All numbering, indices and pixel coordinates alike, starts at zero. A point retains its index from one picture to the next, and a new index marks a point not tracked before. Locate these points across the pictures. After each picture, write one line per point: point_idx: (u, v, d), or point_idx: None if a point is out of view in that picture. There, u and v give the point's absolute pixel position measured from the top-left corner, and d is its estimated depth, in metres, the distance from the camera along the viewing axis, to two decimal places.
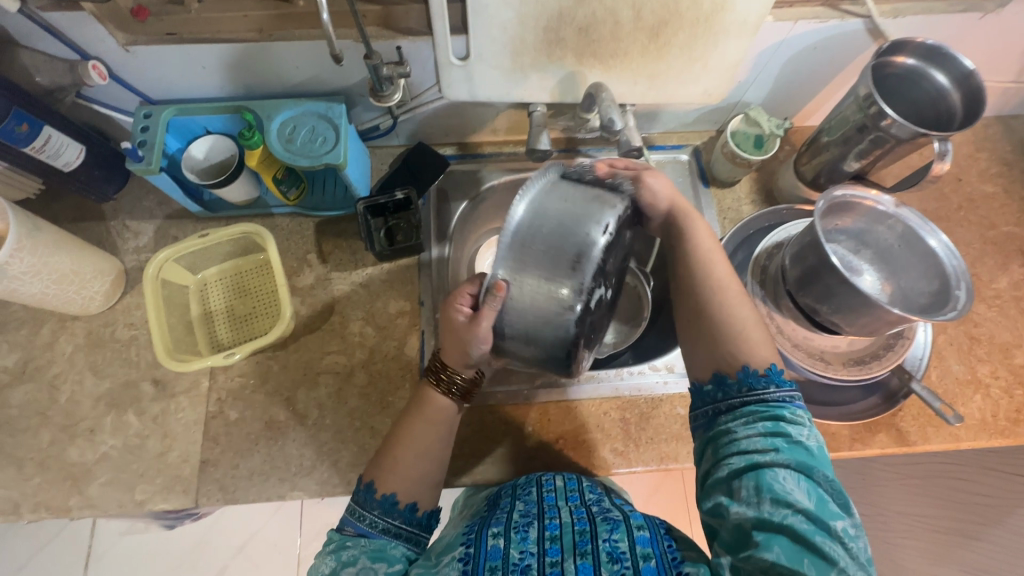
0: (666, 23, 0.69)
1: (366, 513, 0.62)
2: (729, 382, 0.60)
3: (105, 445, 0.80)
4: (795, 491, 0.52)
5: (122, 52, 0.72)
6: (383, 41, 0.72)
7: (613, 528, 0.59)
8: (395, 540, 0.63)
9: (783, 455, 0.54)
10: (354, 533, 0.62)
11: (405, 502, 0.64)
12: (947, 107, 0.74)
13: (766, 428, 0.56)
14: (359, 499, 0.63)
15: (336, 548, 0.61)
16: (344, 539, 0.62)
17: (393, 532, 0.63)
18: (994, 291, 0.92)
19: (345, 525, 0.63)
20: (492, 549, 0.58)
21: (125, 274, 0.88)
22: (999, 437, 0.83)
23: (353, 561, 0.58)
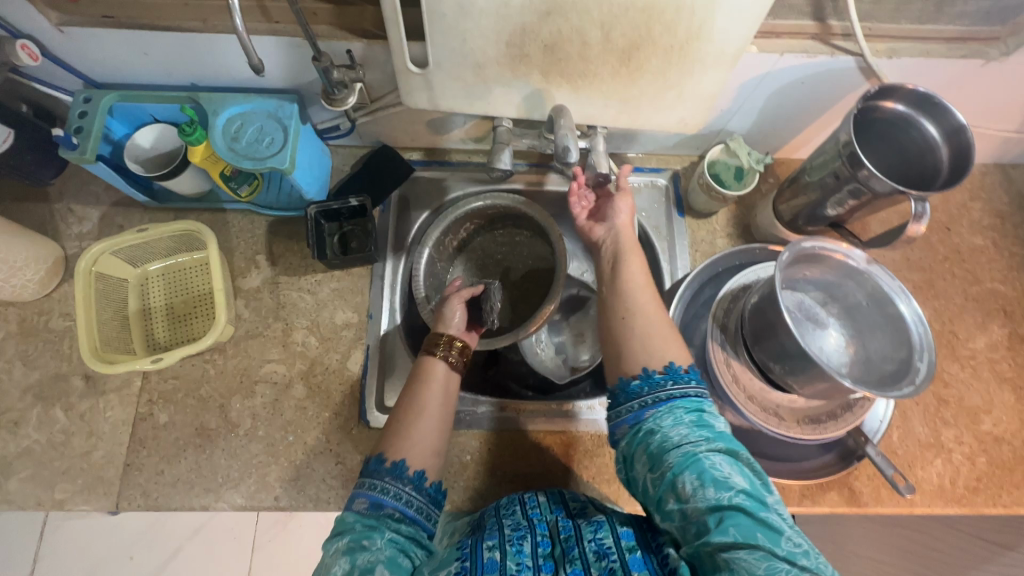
0: (637, 47, 0.64)
1: (380, 482, 0.58)
2: (635, 386, 0.57)
3: (29, 440, 0.78)
4: (731, 475, 0.50)
5: (56, 32, 0.67)
6: (334, 42, 0.68)
7: (599, 526, 0.57)
8: (398, 525, 0.56)
9: (712, 442, 0.52)
10: (367, 514, 0.57)
11: (416, 469, 0.59)
12: (934, 161, 0.68)
13: (694, 420, 0.54)
14: (370, 472, 0.59)
15: (351, 548, 0.54)
16: (358, 533, 0.55)
17: (400, 512, 0.57)
18: (969, 351, 0.88)
19: (357, 499, 0.58)
20: (488, 561, 0.54)
21: (64, 261, 0.85)
22: (955, 505, 0.80)
23: (369, 572, 0.51)
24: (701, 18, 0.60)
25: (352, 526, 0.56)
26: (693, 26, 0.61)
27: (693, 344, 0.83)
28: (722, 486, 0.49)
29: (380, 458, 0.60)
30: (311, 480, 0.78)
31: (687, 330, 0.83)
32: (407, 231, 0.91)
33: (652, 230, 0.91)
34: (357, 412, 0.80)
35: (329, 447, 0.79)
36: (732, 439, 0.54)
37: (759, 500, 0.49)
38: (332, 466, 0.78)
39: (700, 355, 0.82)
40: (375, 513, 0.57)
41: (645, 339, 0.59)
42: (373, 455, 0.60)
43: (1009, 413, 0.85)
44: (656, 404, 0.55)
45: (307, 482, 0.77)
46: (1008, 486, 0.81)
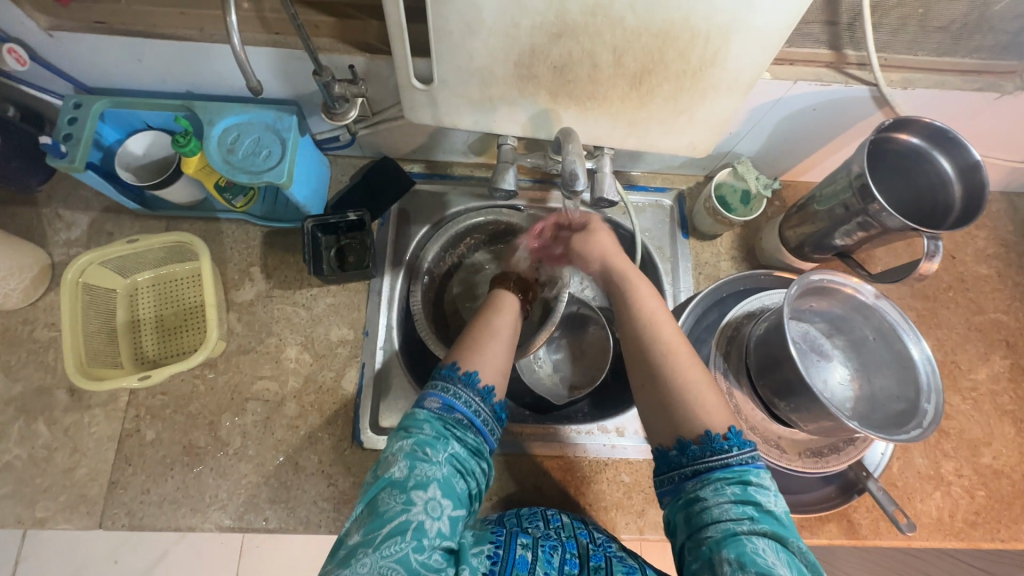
0: (649, 71, 0.62)
1: (455, 389, 0.59)
2: (692, 448, 0.55)
3: (9, 455, 0.75)
4: (776, 564, 0.47)
5: (45, 36, 0.64)
6: (335, 56, 0.66)
7: (631, 569, 0.55)
8: (462, 436, 0.57)
9: (757, 524, 0.49)
10: (437, 416, 0.57)
11: (485, 382, 0.61)
12: (945, 197, 0.67)
13: (737, 494, 0.51)
14: (444, 377, 0.61)
15: (413, 452, 0.54)
16: (423, 437, 0.55)
17: (467, 420, 0.58)
18: (971, 382, 0.87)
19: (429, 399, 0.59)
20: (519, 558, 0.54)
21: (50, 269, 0.82)
22: (953, 539, 0.79)
23: (423, 484, 0.52)
24: (716, 46, 0.58)
25: (421, 425, 0.57)
26: (707, 53, 0.59)
27: None
28: (765, 572, 0.46)
29: (455, 366, 0.62)
30: (301, 501, 0.76)
31: None
32: (406, 246, 0.88)
33: (656, 251, 0.90)
34: (350, 432, 0.79)
35: (321, 467, 0.77)
36: (783, 523, 0.50)
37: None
38: (323, 488, 0.76)
39: None
40: (445, 419, 0.57)
41: (674, 380, 0.58)
42: (448, 363, 0.62)
43: (1009, 446, 0.84)
44: (697, 476, 0.54)
45: (298, 503, 0.76)
46: (1006, 521, 0.81)
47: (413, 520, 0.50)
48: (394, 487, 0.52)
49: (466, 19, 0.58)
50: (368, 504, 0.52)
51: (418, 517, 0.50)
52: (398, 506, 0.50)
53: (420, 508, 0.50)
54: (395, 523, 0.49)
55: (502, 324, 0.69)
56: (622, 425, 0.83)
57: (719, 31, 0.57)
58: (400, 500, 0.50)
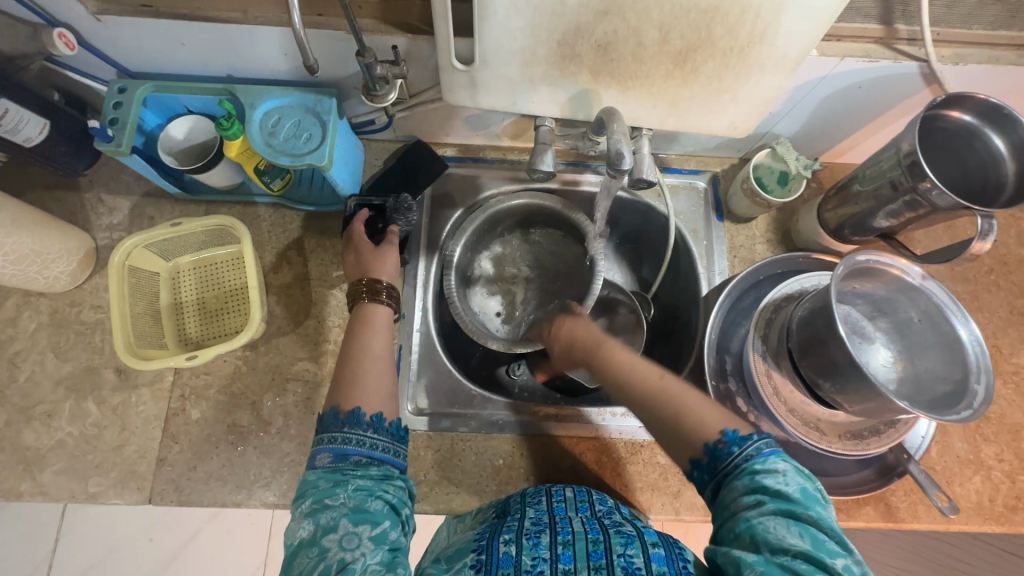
0: (695, 48, 0.62)
1: (339, 435, 0.57)
2: (705, 462, 0.54)
3: (62, 432, 0.78)
4: (787, 536, 0.47)
5: (93, 21, 0.65)
6: (378, 37, 0.66)
7: (629, 542, 0.54)
8: (362, 475, 0.55)
9: (767, 505, 0.49)
10: (331, 468, 0.56)
11: (372, 412, 0.59)
12: (997, 175, 0.66)
13: (745, 484, 0.51)
14: (327, 425, 0.58)
15: (313, 508, 0.53)
16: (321, 491, 0.54)
17: (365, 456, 0.57)
18: (1013, 366, 0.86)
19: (319, 456, 0.57)
20: (503, 556, 0.54)
21: (95, 252, 0.84)
22: (994, 523, 0.79)
23: (331, 526, 0.51)
24: (767, 21, 0.57)
25: (314, 485, 0.55)
26: (756, 29, 0.58)
27: (731, 353, 0.81)
28: (775, 547, 0.47)
29: (335, 411, 0.59)
30: None
31: (725, 337, 0.81)
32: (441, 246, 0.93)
33: (690, 234, 0.89)
34: None
35: None
36: (797, 498, 0.49)
37: (822, 562, 0.45)
38: None
39: (737, 364, 0.80)
40: (340, 466, 0.56)
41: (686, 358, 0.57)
42: (329, 408, 0.59)
43: None
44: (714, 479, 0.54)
45: None
46: None
47: (332, 563, 0.49)
48: (306, 546, 0.51)
49: None
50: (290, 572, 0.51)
51: (336, 557, 0.49)
52: (314, 559, 0.50)
53: (335, 549, 0.50)
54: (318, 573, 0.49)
55: (379, 343, 0.65)
56: None
57: (771, 6, 0.56)
58: (313, 554, 0.50)
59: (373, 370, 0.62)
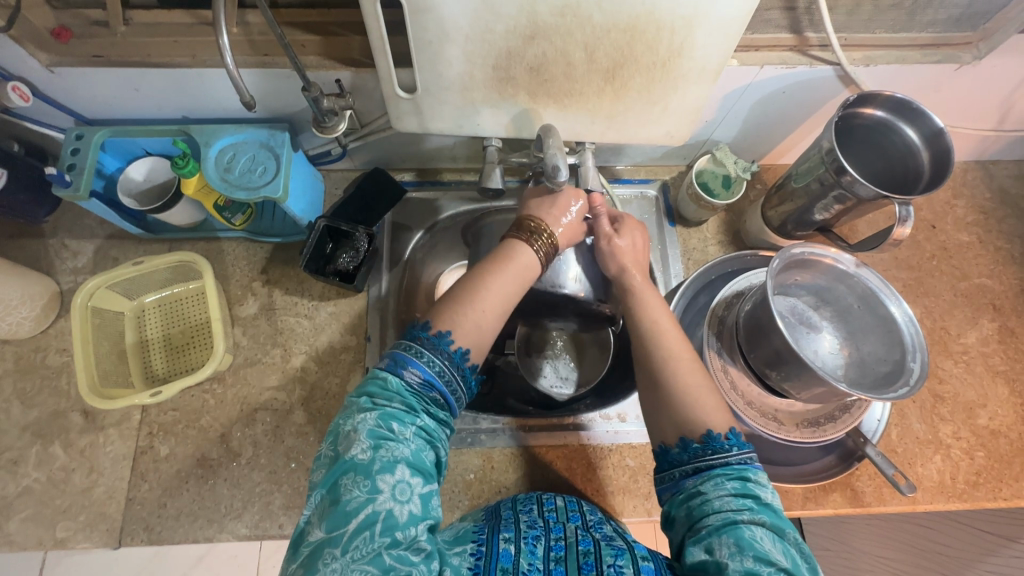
0: (621, 65, 0.66)
1: (433, 357, 0.55)
2: (694, 446, 0.55)
3: (28, 479, 0.77)
4: (773, 549, 0.47)
5: (46, 73, 0.67)
6: (323, 72, 0.69)
7: (619, 553, 0.52)
8: (430, 412, 0.54)
9: (757, 514, 0.49)
10: (412, 388, 0.54)
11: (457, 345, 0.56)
12: (915, 164, 0.71)
13: (736, 487, 0.51)
14: (426, 342, 0.55)
15: (379, 429, 0.50)
16: (391, 411, 0.51)
17: (442, 397, 0.55)
18: (962, 346, 0.89)
19: (405, 368, 0.54)
20: (503, 552, 0.51)
21: (60, 297, 0.85)
22: (957, 501, 0.80)
23: (391, 468, 0.48)
24: (682, 37, 0.62)
25: (389, 397, 0.52)
26: (674, 44, 0.63)
27: None
28: (762, 558, 0.46)
29: (433, 327, 0.56)
30: None
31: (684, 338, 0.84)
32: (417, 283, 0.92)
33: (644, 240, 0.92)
34: None
35: None
36: (778, 513, 0.51)
37: None
38: None
39: None
40: (419, 392, 0.54)
41: (681, 386, 0.58)
42: (419, 321, 0.57)
43: (1004, 406, 0.86)
44: (697, 474, 0.54)
45: None
46: (1008, 479, 0.82)
47: (381, 510, 0.46)
48: (358, 472, 0.47)
49: (442, 28, 0.61)
50: (330, 488, 0.48)
51: (385, 505, 0.46)
52: (363, 495, 0.46)
53: (387, 496, 0.47)
54: (363, 515, 0.45)
55: (508, 284, 0.61)
56: (624, 410, 0.84)
57: (684, 22, 0.60)
58: (364, 488, 0.46)
59: (495, 305, 0.59)
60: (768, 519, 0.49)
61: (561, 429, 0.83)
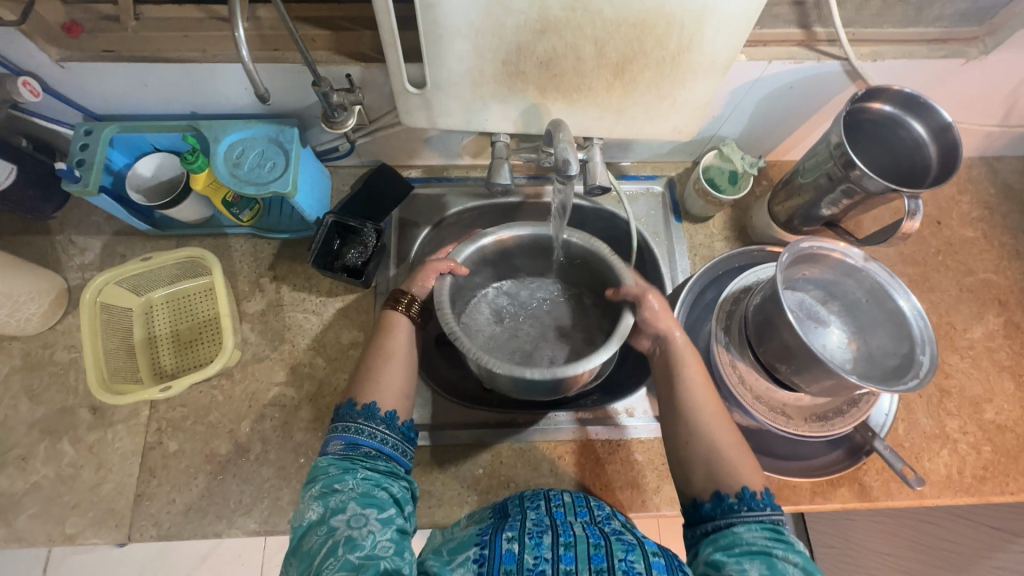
0: (631, 60, 0.66)
1: (353, 424, 0.59)
2: (729, 500, 0.56)
3: (37, 475, 0.77)
4: None
5: (56, 68, 0.68)
6: (333, 67, 0.69)
7: (630, 547, 0.52)
8: (372, 461, 0.58)
9: (790, 555, 0.51)
10: (341, 454, 0.57)
11: (387, 409, 0.61)
12: (923, 159, 0.71)
13: (770, 533, 0.53)
14: (347, 416, 0.60)
15: (322, 491, 0.54)
16: (330, 476, 0.55)
17: (375, 450, 0.59)
18: (968, 341, 0.89)
19: (331, 443, 0.59)
20: (506, 553, 0.51)
21: (67, 293, 0.85)
22: (965, 495, 0.80)
23: (341, 508, 0.52)
24: (692, 31, 0.62)
25: (324, 470, 0.56)
26: (683, 39, 0.63)
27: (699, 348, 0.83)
28: None
29: (352, 402, 0.61)
30: None
31: (692, 333, 0.84)
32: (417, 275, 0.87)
33: (651, 236, 0.92)
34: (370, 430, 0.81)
35: None
36: (813, 561, 0.52)
37: None
38: None
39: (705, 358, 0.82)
40: (350, 454, 0.57)
41: (715, 443, 0.60)
42: (345, 401, 0.62)
43: (1010, 401, 0.86)
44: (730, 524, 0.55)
45: None
46: (1015, 473, 0.82)
47: (341, 538, 0.49)
48: (313, 525, 0.51)
49: (454, 22, 0.61)
50: (295, 548, 0.51)
51: (344, 533, 0.49)
52: (322, 536, 0.50)
53: (343, 527, 0.50)
54: (324, 550, 0.49)
55: (392, 344, 0.67)
56: (631, 405, 0.85)
57: (694, 17, 0.60)
58: (320, 533, 0.50)
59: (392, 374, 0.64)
60: (802, 561, 0.51)
61: (571, 423, 0.83)
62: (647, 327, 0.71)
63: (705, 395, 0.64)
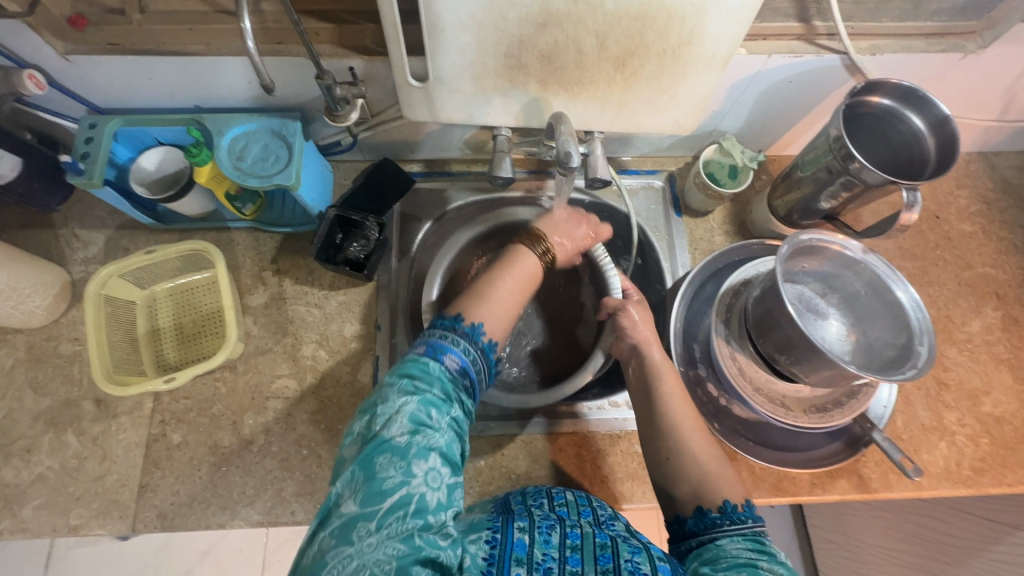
0: (632, 53, 0.66)
1: (464, 343, 0.58)
2: (711, 514, 0.59)
3: (41, 466, 0.78)
4: None
5: (61, 61, 0.68)
6: (335, 60, 0.70)
7: (635, 550, 0.53)
8: (464, 400, 0.57)
9: (771, 563, 0.53)
10: (451, 375, 0.56)
11: (489, 337, 0.61)
12: (921, 152, 0.72)
13: (750, 543, 0.55)
14: (460, 331, 0.59)
15: (418, 413, 0.51)
16: (430, 398, 0.53)
17: (470, 385, 0.58)
18: (966, 334, 0.90)
19: (444, 354, 0.57)
20: (518, 541, 0.51)
21: (71, 286, 0.85)
22: (962, 487, 0.81)
23: (426, 453, 0.49)
24: (693, 25, 0.63)
25: (428, 383, 0.54)
26: (684, 32, 0.64)
27: (698, 341, 0.84)
28: None
29: (459, 317, 0.60)
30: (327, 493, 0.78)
31: (691, 326, 0.85)
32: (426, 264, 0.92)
33: (651, 230, 0.93)
34: None
35: None
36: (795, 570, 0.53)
37: None
38: None
39: (705, 351, 0.83)
40: (454, 379, 0.56)
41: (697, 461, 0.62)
42: (452, 314, 0.61)
43: (1008, 393, 0.87)
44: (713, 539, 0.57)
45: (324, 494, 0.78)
46: (1012, 465, 0.83)
47: (415, 494, 0.47)
48: (395, 453, 0.48)
49: (457, 16, 0.61)
50: (364, 465, 0.48)
51: (418, 489, 0.47)
52: (398, 477, 0.47)
53: (419, 481, 0.48)
54: (396, 497, 0.46)
55: (512, 279, 0.66)
56: None
57: (695, 10, 0.61)
58: (399, 468, 0.47)
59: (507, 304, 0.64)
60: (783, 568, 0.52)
61: (561, 418, 0.84)
62: (626, 337, 0.71)
63: (684, 413, 0.64)
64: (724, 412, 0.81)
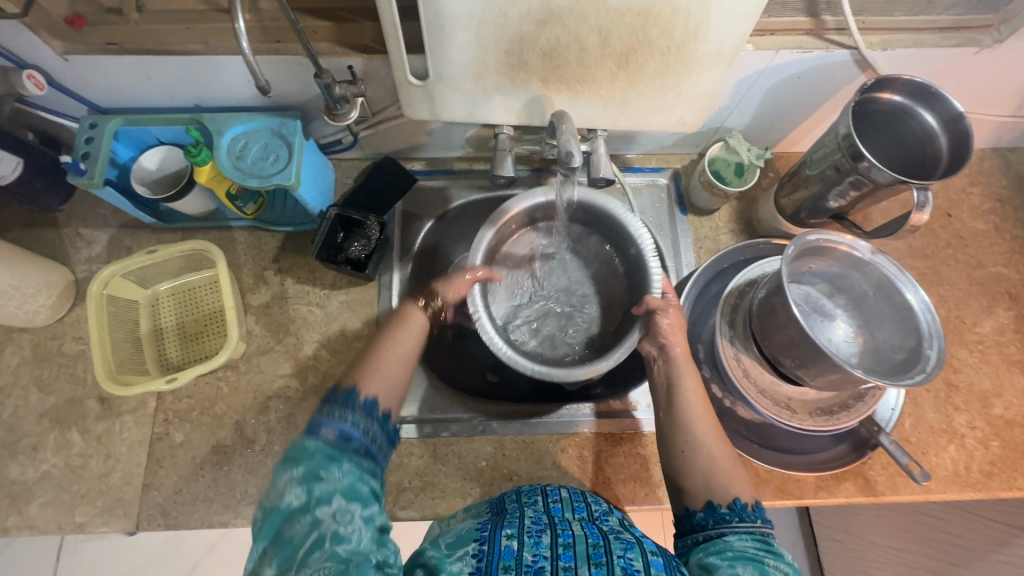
0: (635, 50, 0.65)
1: (349, 415, 0.55)
2: (720, 510, 0.56)
3: (47, 464, 0.78)
4: None
5: (60, 61, 0.68)
6: (334, 58, 0.69)
7: (629, 546, 0.51)
8: (362, 458, 0.53)
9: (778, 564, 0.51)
10: (331, 444, 0.52)
11: (366, 396, 0.57)
12: (933, 150, 0.70)
13: (759, 542, 0.53)
14: (337, 402, 0.56)
15: (307, 476, 0.49)
16: (315, 463, 0.50)
17: (364, 446, 0.54)
18: (977, 335, 0.88)
19: (321, 429, 0.53)
20: (505, 550, 0.50)
21: (75, 285, 0.86)
22: (970, 491, 0.80)
23: (326, 499, 0.48)
24: (697, 20, 0.61)
25: (308, 453, 0.51)
26: (689, 27, 0.62)
27: (702, 342, 0.83)
28: None
29: (335, 389, 0.57)
30: None
31: (696, 327, 0.83)
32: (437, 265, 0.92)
33: (656, 229, 0.91)
34: None
35: None
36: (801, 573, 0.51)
37: None
38: None
39: (709, 352, 0.82)
40: (340, 445, 0.52)
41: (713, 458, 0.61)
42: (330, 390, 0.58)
43: (1019, 396, 0.85)
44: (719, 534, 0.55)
45: None
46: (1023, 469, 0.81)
47: (326, 533, 0.46)
48: (297, 513, 0.47)
49: (456, 13, 0.60)
50: (270, 538, 0.47)
51: (329, 527, 0.46)
52: (306, 527, 0.46)
53: (328, 521, 0.46)
54: (307, 544, 0.45)
55: (406, 345, 0.65)
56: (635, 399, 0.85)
57: (699, 5, 0.59)
58: (304, 523, 0.46)
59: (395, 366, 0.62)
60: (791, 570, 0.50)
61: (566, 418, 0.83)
62: (659, 339, 0.70)
63: (704, 423, 0.64)
64: (727, 414, 0.80)
